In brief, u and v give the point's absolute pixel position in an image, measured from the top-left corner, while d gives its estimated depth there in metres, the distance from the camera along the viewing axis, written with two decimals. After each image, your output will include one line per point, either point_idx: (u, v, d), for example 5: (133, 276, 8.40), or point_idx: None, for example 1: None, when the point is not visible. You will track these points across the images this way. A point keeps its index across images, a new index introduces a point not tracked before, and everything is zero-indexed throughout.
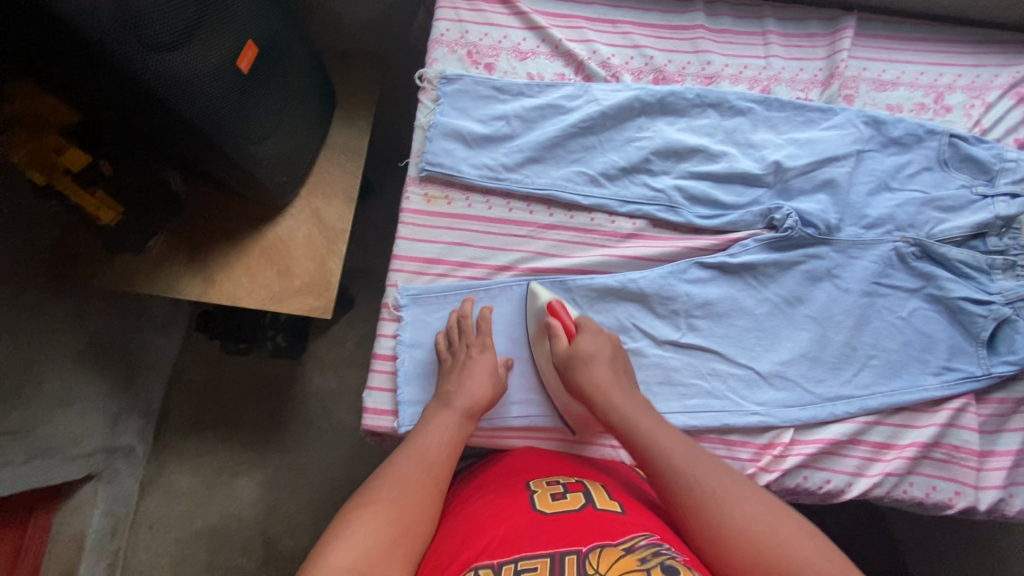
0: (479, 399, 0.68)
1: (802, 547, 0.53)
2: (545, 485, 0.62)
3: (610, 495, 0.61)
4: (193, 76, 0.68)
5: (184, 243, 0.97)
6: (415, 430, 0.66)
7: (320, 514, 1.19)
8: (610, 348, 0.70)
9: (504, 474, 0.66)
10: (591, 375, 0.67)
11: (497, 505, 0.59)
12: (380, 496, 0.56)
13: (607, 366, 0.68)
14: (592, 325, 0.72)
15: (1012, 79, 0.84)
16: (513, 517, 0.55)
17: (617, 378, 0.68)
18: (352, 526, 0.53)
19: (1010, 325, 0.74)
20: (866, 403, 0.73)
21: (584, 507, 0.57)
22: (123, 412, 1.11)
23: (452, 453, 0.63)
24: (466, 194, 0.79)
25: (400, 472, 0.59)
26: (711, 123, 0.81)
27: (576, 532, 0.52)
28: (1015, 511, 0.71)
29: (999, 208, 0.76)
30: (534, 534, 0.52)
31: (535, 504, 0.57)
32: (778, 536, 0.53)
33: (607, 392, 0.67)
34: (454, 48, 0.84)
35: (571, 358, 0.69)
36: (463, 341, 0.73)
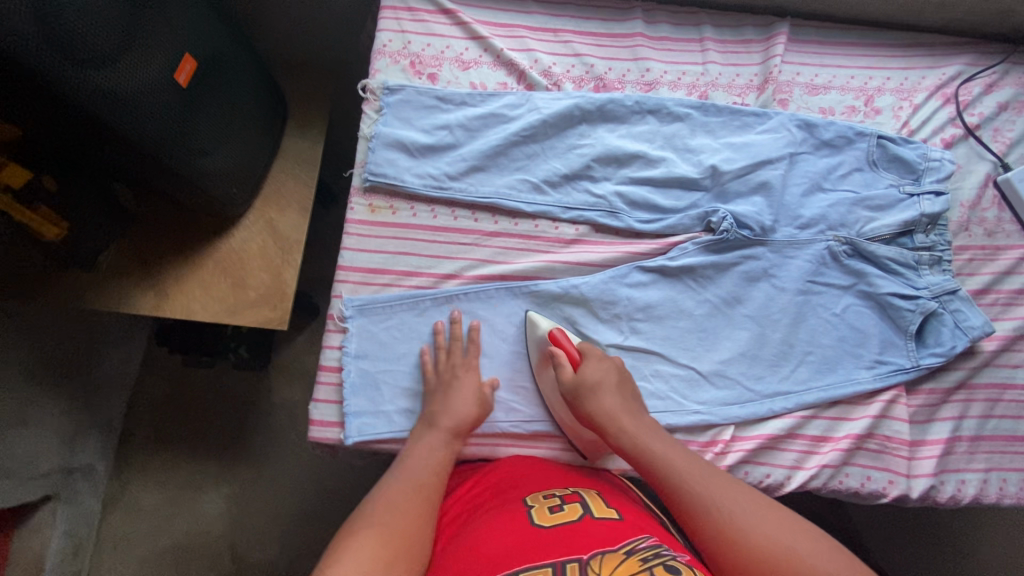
0: (466, 419, 0.69)
1: (822, 561, 0.52)
2: (542, 498, 0.61)
3: (607, 504, 0.61)
4: (126, 91, 0.67)
5: (136, 255, 0.96)
6: (403, 456, 0.66)
7: (285, 526, 1.18)
8: (616, 374, 0.70)
9: (499, 487, 0.65)
10: (600, 404, 0.67)
11: (496, 518, 0.58)
12: (372, 519, 0.56)
13: (614, 394, 0.68)
14: (596, 351, 0.72)
15: (938, 81, 0.87)
16: (511, 530, 0.55)
17: (627, 403, 0.68)
18: (346, 550, 0.51)
19: (936, 318, 0.77)
20: (802, 398, 0.75)
21: (583, 517, 0.56)
22: (80, 430, 1.09)
23: (441, 471, 0.64)
24: (410, 203, 0.80)
25: (390, 499, 0.58)
26: (650, 129, 0.83)
27: (577, 542, 0.52)
28: (945, 498, 0.74)
29: (924, 206, 0.80)
30: (535, 547, 0.52)
31: (532, 517, 0.56)
32: (787, 546, 0.53)
33: (617, 418, 0.66)
34: (397, 58, 0.84)
35: (578, 387, 0.68)
36: (451, 362, 0.73)
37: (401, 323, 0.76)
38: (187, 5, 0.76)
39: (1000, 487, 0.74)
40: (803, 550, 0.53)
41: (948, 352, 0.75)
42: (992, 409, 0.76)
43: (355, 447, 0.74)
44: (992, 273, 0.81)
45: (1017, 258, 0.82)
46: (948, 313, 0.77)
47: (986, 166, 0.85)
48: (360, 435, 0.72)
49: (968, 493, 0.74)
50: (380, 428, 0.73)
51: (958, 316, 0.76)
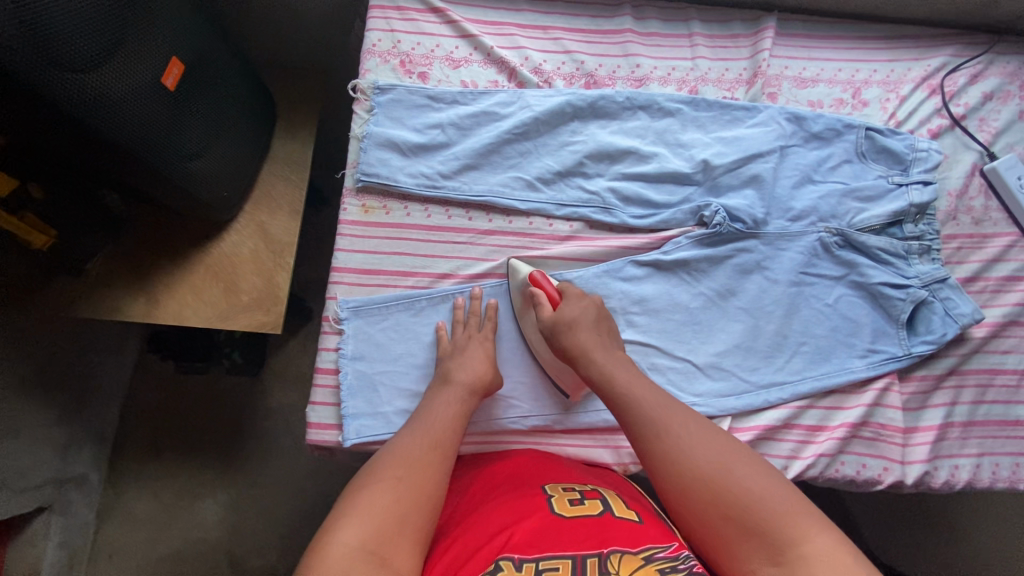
0: (480, 377, 0.69)
1: (759, 486, 0.53)
2: (561, 490, 0.61)
3: (626, 504, 0.61)
4: (114, 96, 0.67)
5: (126, 261, 0.95)
6: (421, 409, 0.66)
7: (283, 531, 1.18)
8: (593, 312, 0.71)
9: (519, 475, 0.66)
10: (576, 339, 0.68)
11: (513, 503, 0.58)
12: (385, 473, 0.56)
13: (591, 330, 0.69)
14: (576, 291, 0.73)
15: (923, 73, 0.89)
16: (531, 516, 0.55)
17: (601, 339, 0.68)
18: (361, 502, 0.53)
19: (927, 306, 0.78)
20: (797, 388, 0.76)
21: (602, 513, 0.57)
22: (73, 440, 1.07)
23: (457, 430, 0.64)
24: (404, 203, 0.80)
25: (405, 454, 0.59)
26: (642, 125, 0.84)
27: (596, 536, 0.52)
28: (939, 483, 0.75)
29: (912, 196, 0.81)
30: (553, 536, 0.52)
31: (553, 506, 0.57)
32: (738, 481, 0.54)
33: (590, 351, 0.67)
34: (387, 58, 0.84)
35: (557, 323, 0.69)
36: (465, 330, 0.74)
37: (398, 324, 0.76)
38: (175, 9, 0.75)
39: (992, 471, 0.76)
40: (743, 475, 0.54)
41: (939, 340, 0.76)
42: (983, 395, 0.78)
43: (354, 449, 0.74)
44: (980, 260, 0.82)
45: (1004, 245, 0.83)
46: (938, 301, 0.78)
47: (972, 156, 0.86)
48: (359, 436, 0.72)
49: (961, 478, 0.75)
50: (378, 429, 0.72)
51: (948, 303, 0.77)
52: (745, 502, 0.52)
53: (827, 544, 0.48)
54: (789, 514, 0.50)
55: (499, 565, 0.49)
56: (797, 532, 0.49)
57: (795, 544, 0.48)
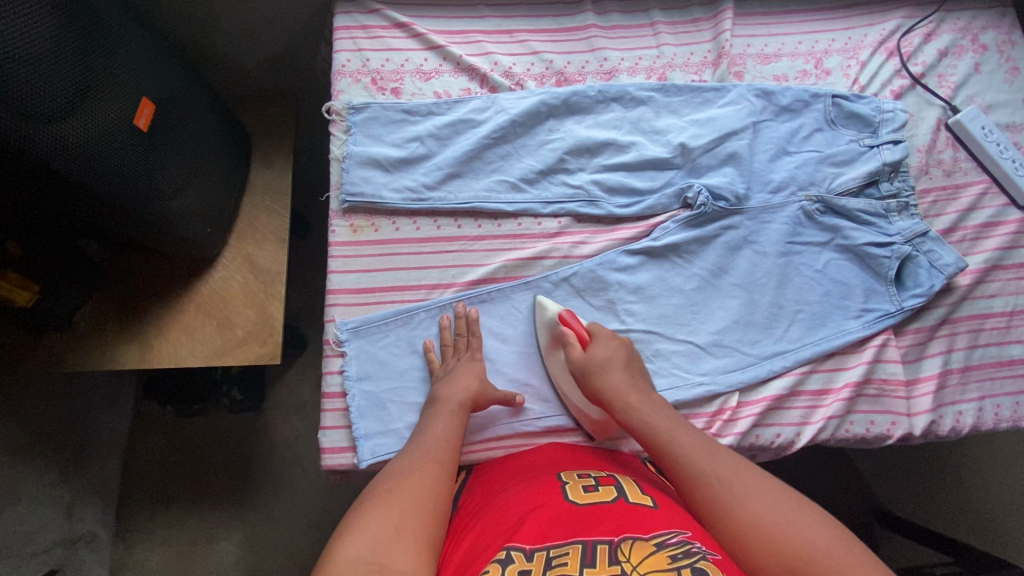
0: (468, 394, 0.69)
1: (808, 530, 0.53)
2: (576, 477, 0.63)
3: (642, 491, 0.60)
4: (85, 143, 0.66)
5: (113, 310, 0.94)
6: (415, 433, 0.67)
7: (306, 562, 1.16)
8: (624, 352, 0.72)
9: (535, 468, 0.66)
10: (609, 380, 0.69)
11: (530, 494, 0.59)
12: (377, 490, 0.57)
13: (623, 372, 0.70)
14: (604, 332, 0.75)
15: (879, 37, 0.91)
16: (545, 508, 0.56)
17: (635, 381, 0.70)
18: (361, 517, 0.53)
19: (912, 261, 0.80)
20: (798, 354, 0.78)
21: (616, 498, 0.57)
22: (77, 498, 1.05)
23: (451, 442, 0.64)
24: (391, 218, 0.80)
25: (400, 470, 0.60)
26: (617, 116, 0.85)
27: (609, 522, 0.53)
28: (946, 430, 0.76)
29: (885, 155, 0.83)
30: (564, 525, 0.53)
31: (567, 495, 0.58)
32: (796, 532, 0.53)
33: (623, 394, 0.68)
34: (358, 77, 0.84)
35: (587, 364, 0.71)
36: (453, 352, 0.74)
37: (398, 340, 0.76)
38: (137, 52, 0.75)
39: (995, 412, 0.77)
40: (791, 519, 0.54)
41: (928, 292, 0.78)
42: (977, 339, 0.80)
43: (370, 470, 0.73)
44: (956, 211, 0.85)
45: (977, 193, 0.86)
46: (922, 254, 0.80)
47: (936, 111, 0.89)
48: (374, 456, 0.71)
49: (966, 423, 0.77)
50: (392, 446, 0.72)
51: (932, 255, 0.79)
52: (786, 539, 0.53)
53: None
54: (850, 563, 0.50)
55: (510, 554, 0.49)
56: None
57: None
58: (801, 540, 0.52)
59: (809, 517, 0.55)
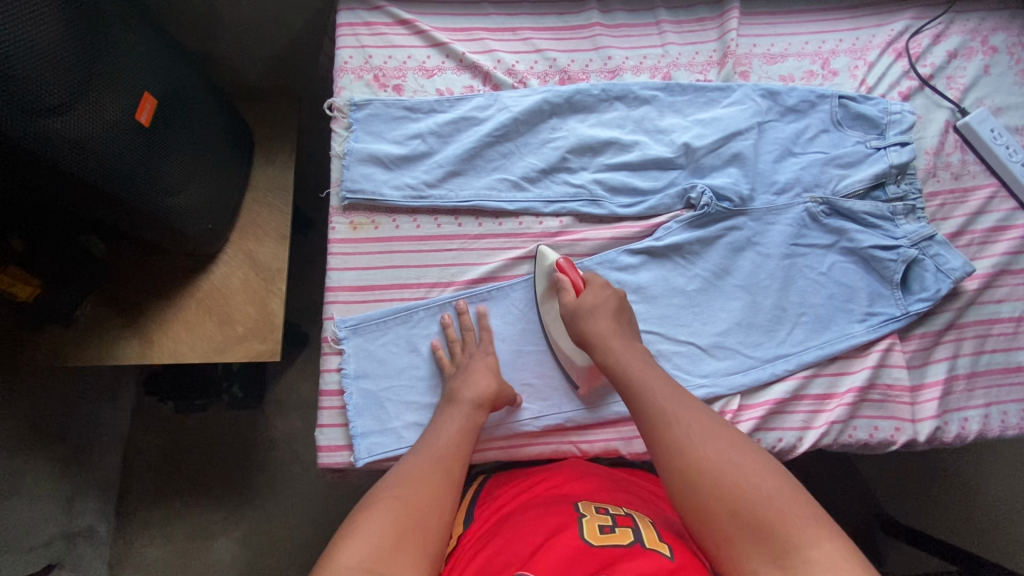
0: (486, 394, 0.69)
1: (766, 484, 0.52)
2: (595, 512, 0.59)
3: (661, 536, 0.57)
4: (86, 138, 0.66)
5: (114, 304, 0.93)
6: (428, 432, 0.66)
7: (304, 560, 1.16)
8: (615, 302, 0.71)
9: (554, 497, 0.64)
10: (594, 325, 0.69)
11: (544, 529, 0.56)
12: (386, 492, 0.56)
13: (611, 319, 0.69)
14: (600, 281, 0.73)
15: (887, 38, 0.90)
16: (557, 544, 0.53)
17: (620, 328, 0.69)
18: (364, 519, 0.52)
19: (918, 265, 0.79)
20: (801, 358, 0.76)
21: (633, 542, 0.54)
22: (78, 492, 1.06)
23: (461, 446, 0.63)
24: (391, 216, 0.79)
25: (408, 473, 0.59)
26: (620, 115, 0.84)
27: (621, 567, 0.50)
28: (951, 437, 0.75)
29: (892, 157, 0.82)
30: (575, 566, 0.50)
31: (582, 530, 0.55)
32: (754, 486, 0.52)
33: (606, 338, 0.67)
34: (360, 74, 0.84)
35: (577, 310, 0.71)
36: (467, 350, 0.74)
37: (397, 338, 0.76)
38: (140, 47, 0.75)
39: (1001, 419, 0.76)
40: (748, 471, 0.53)
41: (934, 296, 0.77)
42: (983, 345, 0.78)
43: (366, 468, 0.73)
44: (964, 214, 0.84)
45: (985, 197, 0.84)
46: (929, 258, 0.79)
47: (945, 113, 0.88)
48: (371, 455, 0.71)
49: (972, 430, 0.76)
50: (389, 445, 0.71)
51: (938, 259, 0.78)
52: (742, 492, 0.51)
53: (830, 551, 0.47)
54: (802, 521, 0.49)
55: None
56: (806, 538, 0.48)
57: (802, 547, 0.47)
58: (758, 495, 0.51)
59: (767, 470, 0.53)
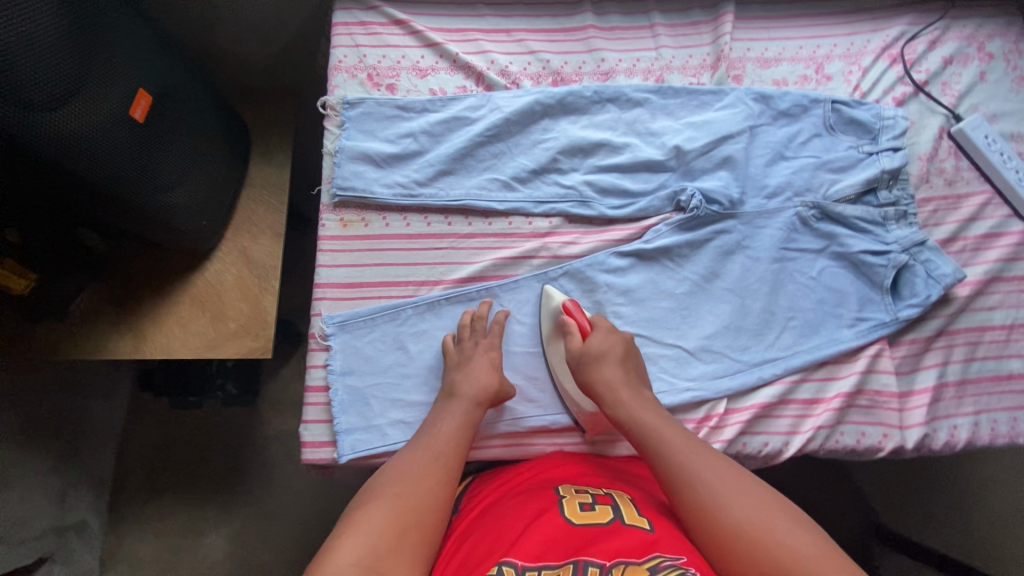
0: (485, 388, 0.69)
1: (791, 537, 0.53)
2: (574, 492, 0.62)
3: (639, 511, 0.59)
4: (79, 133, 0.66)
5: (109, 300, 0.94)
6: (426, 423, 0.68)
7: (295, 556, 1.16)
8: (622, 347, 0.71)
9: (536, 481, 0.66)
10: (602, 373, 0.69)
11: (526, 509, 0.59)
12: (384, 491, 0.59)
13: (617, 367, 0.70)
14: (605, 324, 0.74)
15: (883, 43, 0.90)
16: (542, 523, 0.55)
17: (628, 376, 0.69)
18: (362, 519, 0.56)
19: (909, 270, 0.79)
20: (789, 362, 0.76)
21: (613, 520, 0.56)
22: (71, 486, 1.07)
23: (460, 444, 0.65)
24: (381, 214, 0.80)
25: (405, 470, 0.61)
26: (612, 117, 0.85)
27: (602, 544, 0.52)
28: (940, 444, 0.75)
29: (884, 162, 0.81)
30: (558, 545, 0.53)
31: (563, 511, 0.57)
32: (779, 537, 0.54)
33: (615, 388, 0.68)
34: (354, 73, 0.85)
35: (583, 355, 0.70)
36: (471, 339, 0.73)
37: (384, 335, 0.76)
38: (137, 44, 0.76)
39: (991, 427, 0.75)
40: (774, 525, 0.55)
41: (924, 302, 0.76)
42: (974, 352, 0.78)
43: (350, 465, 0.73)
44: (957, 221, 0.83)
45: (979, 203, 0.84)
46: (919, 264, 0.78)
47: (939, 120, 0.87)
48: (355, 452, 0.71)
49: (961, 437, 0.75)
50: (373, 442, 0.72)
51: (929, 265, 0.78)
52: (770, 546, 0.53)
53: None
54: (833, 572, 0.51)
55: (502, 569, 0.50)
56: None
57: None
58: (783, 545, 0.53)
59: (793, 521, 0.55)
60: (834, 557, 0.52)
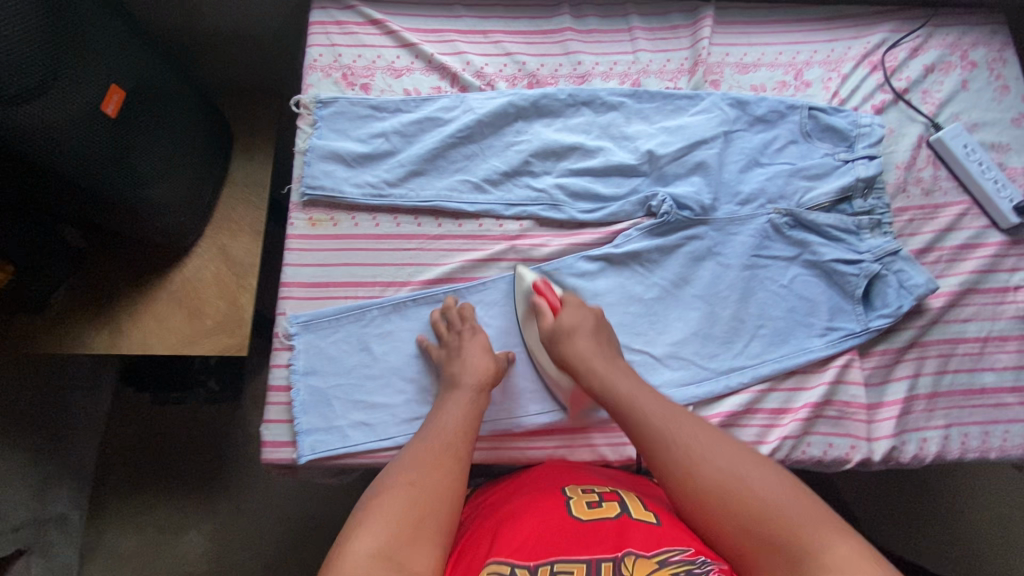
0: (484, 373, 0.68)
1: (771, 493, 0.52)
2: (580, 492, 0.62)
3: (644, 506, 0.61)
4: (47, 126, 0.66)
5: (88, 295, 0.95)
6: (433, 414, 0.65)
7: (273, 553, 1.16)
8: (593, 320, 0.70)
9: (540, 480, 0.66)
10: (575, 347, 0.67)
11: (535, 507, 0.60)
12: (397, 480, 0.56)
13: (590, 338, 0.68)
14: (576, 300, 0.72)
15: (863, 50, 0.89)
16: (552, 522, 0.57)
17: (601, 347, 0.68)
18: (376, 510, 0.52)
19: (881, 280, 0.78)
20: (757, 371, 0.75)
21: (619, 515, 0.58)
22: (51, 478, 1.05)
23: (470, 430, 0.63)
24: (351, 213, 0.79)
25: (417, 458, 0.58)
26: (586, 121, 0.84)
27: (611, 540, 0.54)
28: (908, 457, 0.74)
29: (859, 170, 0.81)
30: (569, 542, 0.54)
31: (570, 509, 0.59)
32: (757, 494, 0.52)
33: (588, 360, 0.66)
34: (328, 72, 0.84)
35: (555, 332, 0.69)
36: (454, 328, 0.73)
37: (349, 336, 0.75)
38: (113, 39, 0.75)
39: (962, 441, 0.74)
40: (753, 482, 0.53)
41: (896, 312, 0.76)
42: (946, 364, 0.77)
43: (311, 466, 0.72)
44: (933, 231, 0.82)
45: (956, 214, 0.83)
46: (892, 274, 0.77)
47: (918, 128, 0.86)
48: (315, 452, 0.71)
49: (930, 451, 0.74)
50: (334, 443, 0.71)
51: (902, 275, 0.77)
52: (750, 502, 0.51)
53: (850, 551, 0.46)
54: (811, 524, 0.49)
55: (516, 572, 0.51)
56: (820, 542, 0.47)
57: (817, 552, 0.47)
58: (763, 502, 0.51)
59: (774, 476, 0.53)
60: (823, 509, 0.50)
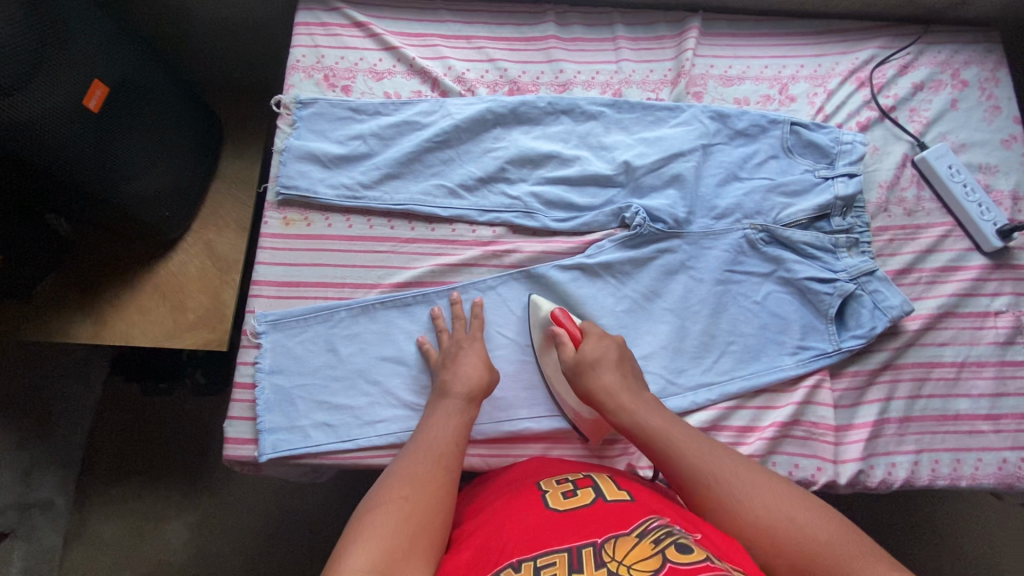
0: (477, 384, 0.68)
1: (815, 527, 0.50)
2: (555, 484, 0.59)
3: (619, 486, 0.58)
4: (23, 119, 0.67)
5: (76, 284, 0.95)
6: (421, 428, 0.64)
7: (248, 549, 1.13)
8: (616, 350, 0.69)
9: (516, 479, 0.63)
10: (599, 379, 0.66)
11: (510, 507, 0.56)
12: (391, 496, 0.54)
13: (615, 370, 0.67)
14: (597, 329, 0.72)
15: (851, 66, 0.88)
16: (526, 517, 0.53)
17: (626, 379, 0.67)
18: (369, 528, 0.51)
19: (855, 300, 0.77)
20: (725, 388, 0.75)
21: (595, 500, 0.54)
22: (38, 464, 1.05)
23: (459, 443, 0.62)
24: (324, 214, 0.80)
25: (406, 475, 0.57)
26: (565, 129, 0.84)
27: (589, 527, 0.50)
28: (876, 482, 0.72)
29: (838, 188, 0.79)
30: (548, 533, 0.50)
31: (547, 502, 0.55)
32: (798, 526, 0.51)
33: (615, 393, 0.65)
34: (310, 73, 0.85)
35: (577, 365, 0.68)
36: (453, 338, 0.74)
37: (316, 336, 0.76)
38: (97, 36, 0.76)
39: (932, 468, 0.73)
40: (794, 516, 0.52)
41: (869, 334, 0.74)
42: (920, 389, 0.75)
43: (272, 465, 0.73)
44: (914, 252, 0.81)
45: (938, 235, 0.81)
46: (867, 294, 0.76)
47: (904, 146, 0.85)
48: (275, 451, 0.71)
49: (898, 476, 0.72)
50: (295, 443, 0.72)
51: (877, 296, 0.76)
52: (793, 536, 0.50)
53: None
54: (855, 557, 0.48)
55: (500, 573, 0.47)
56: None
57: None
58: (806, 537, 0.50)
59: (813, 508, 0.52)
60: (854, 533, 0.50)
